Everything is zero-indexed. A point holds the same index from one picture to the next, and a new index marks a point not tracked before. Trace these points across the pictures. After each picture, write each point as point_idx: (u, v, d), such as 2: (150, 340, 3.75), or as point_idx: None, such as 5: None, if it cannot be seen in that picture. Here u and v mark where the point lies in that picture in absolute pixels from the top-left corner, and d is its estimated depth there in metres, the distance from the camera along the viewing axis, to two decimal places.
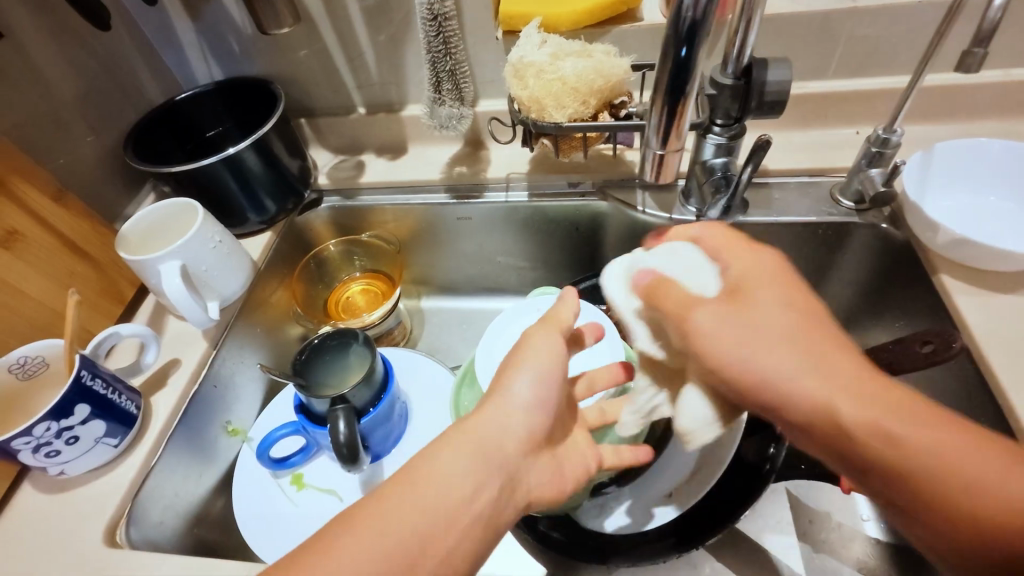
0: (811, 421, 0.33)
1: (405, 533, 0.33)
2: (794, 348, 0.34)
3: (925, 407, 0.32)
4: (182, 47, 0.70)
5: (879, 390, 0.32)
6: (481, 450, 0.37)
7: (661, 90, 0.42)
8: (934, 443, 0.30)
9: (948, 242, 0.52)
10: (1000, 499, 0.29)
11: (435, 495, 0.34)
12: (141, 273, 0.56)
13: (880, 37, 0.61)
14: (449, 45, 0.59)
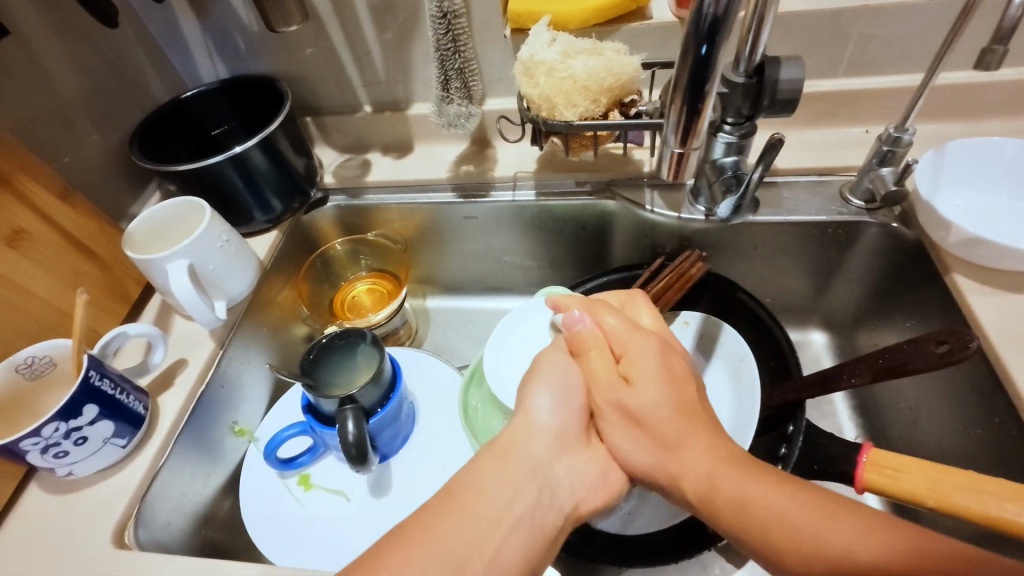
0: (688, 489, 0.40)
1: (463, 534, 0.36)
2: (650, 422, 0.44)
3: (748, 473, 0.38)
4: (187, 44, 0.69)
5: (700, 460, 0.40)
6: (518, 457, 0.42)
7: (682, 88, 0.41)
8: (764, 505, 0.36)
9: (961, 241, 0.52)
10: (822, 548, 0.32)
11: (482, 498, 0.39)
12: (148, 273, 0.56)
13: (890, 35, 0.60)
14: (458, 43, 0.58)
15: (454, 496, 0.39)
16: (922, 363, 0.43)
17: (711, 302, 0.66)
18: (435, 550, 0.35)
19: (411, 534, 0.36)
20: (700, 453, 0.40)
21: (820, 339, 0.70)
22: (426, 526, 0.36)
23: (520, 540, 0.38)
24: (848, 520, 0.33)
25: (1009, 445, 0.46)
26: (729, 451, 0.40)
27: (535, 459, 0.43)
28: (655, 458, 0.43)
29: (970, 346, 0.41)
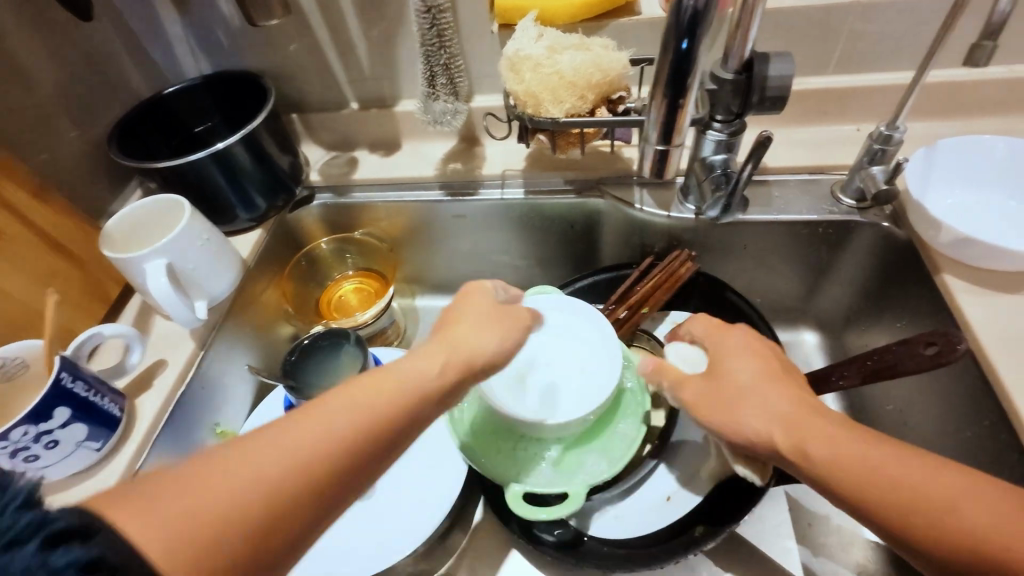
0: (807, 461, 0.37)
1: (266, 465, 0.32)
2: (760, 399, 0.41)
3: (875, 444, 0.36)
4: (168, 39, 0.68)
5: (831, 436, 0.37)
6: (379, 396, 0.37)
7: (661, 85, 0.41)
8: (895, 476, 0.34)
9: (952, 241, 0.51)
10: (961, 520, 0.32)
11: (316, 437, 0.34)
12: (125, 272, 0.54)
13: (881, 32, 0.60)
14: (444, 38, 0.57)
15: (292, 432, 0.33)
16: (911, 364, 0.42)
17: (700, 301, 0.66)
18: (244, 498, 0.30)
19: (228, 463, 0.31)
20: (822, 424, 0.38)
21: (811, 339, 0.69)
22: (247, 458, 0.31)
23: (284, 492, 0.32)
24: (964, 487, 0.33)
25: (999, 448, 0.45)
26: (843, 425, 0.38)
27: (397, 397, 0.37)
28: (756, 430, 0.40)
29: (959, 348, 0.40)
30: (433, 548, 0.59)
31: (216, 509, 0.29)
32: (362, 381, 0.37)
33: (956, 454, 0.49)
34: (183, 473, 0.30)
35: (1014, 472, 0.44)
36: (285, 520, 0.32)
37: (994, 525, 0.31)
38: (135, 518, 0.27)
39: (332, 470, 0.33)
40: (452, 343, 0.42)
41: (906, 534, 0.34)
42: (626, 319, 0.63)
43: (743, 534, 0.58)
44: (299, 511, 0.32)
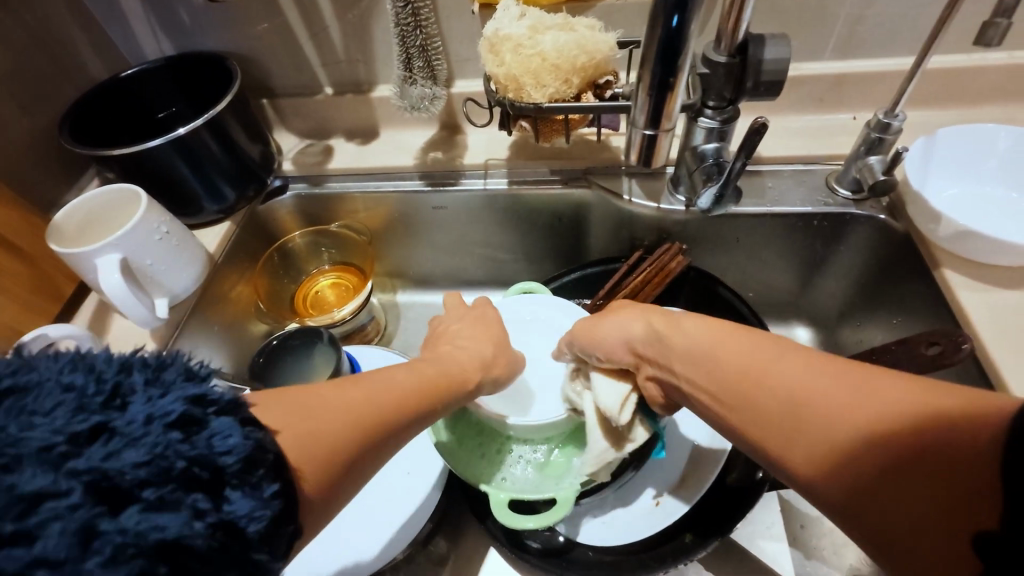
0: (670, 360, 0.40)
1: (365, 391, 0.36)
2: (626, 317, 0.45)
3: (737, 335, 0.37)
4: (126, 18, 0.63)
5: (695, 335, 0.39)
6: (445, 367, 0.44)
7: (649, 65, 0.38)
8: (740, 361, 0.35)
9: (951, 234, 0.49)
10: (796, 391, 0.32)
11: (383, 388, 0.37)
12: (77, 268, 0.51)
13: (879, 16, 0.57)
14: (419, 17, 0.54)
15: (372, 379, 0.37)
16: (911, 366, 0.40)
17: (691, 296, 0.63)
18: (350, 421, 0.33)
19: (337, 391, 0.34)
20: (688, 326, 0.40)
21: (803, 335, 0.67)
22: (350, 390, 0.35)
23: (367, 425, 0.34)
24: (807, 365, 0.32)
25: None
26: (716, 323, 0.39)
27: (457, 368, 0.45)
28: (628, 345, 0.44)
29: (964, 349, 0.38)
30: (413, 554, 0.56)
31: (318, 428, 0.32)
32: (432, 351, 0.48)
33: None
34: (300, 395, 0.33)
35: None
36: (361, 452, 0.34)
37: (829, 392, 0.30)
38: (280, 429, 0.30)
39: (410, 412, 0.38)
40: (461, 348, 0.49)
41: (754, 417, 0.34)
42: None
43: (734, 537, 0.56)
44: (375, 441, 0.35)
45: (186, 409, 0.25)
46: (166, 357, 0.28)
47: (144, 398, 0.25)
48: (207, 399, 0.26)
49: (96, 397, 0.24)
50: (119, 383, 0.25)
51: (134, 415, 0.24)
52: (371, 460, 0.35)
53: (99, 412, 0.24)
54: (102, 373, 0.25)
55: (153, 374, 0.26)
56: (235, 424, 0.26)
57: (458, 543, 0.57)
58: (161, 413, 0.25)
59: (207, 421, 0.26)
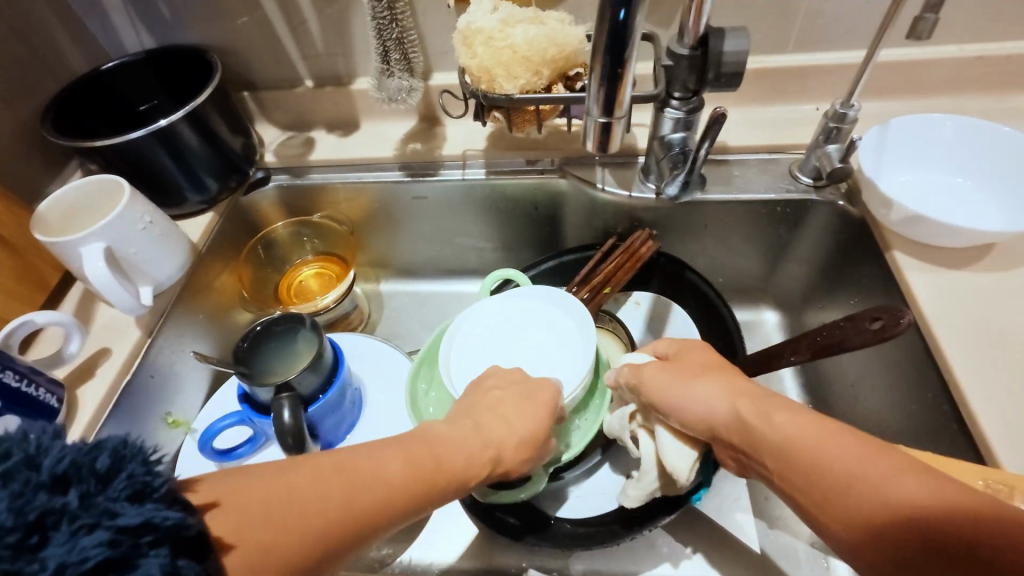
0: (763, 453, 0.36)
1: (345, 475, 0.34)
2: (706, 387, 0.41)
3: (825, 428, 0.34)
4: (105, 11, 0.64)
5: (791, 427, 0.35)
6: (443, 463, 0.38)
7: (599, 55, 0.39)
8: (843, 466, 0.32)
9: (902, 219, 0.52)
10: (908, 503, 0.29)
11: (371, 472, 0.35)
12: (60, 257, 0.52)
13: (836, 11, 0.60)
14: (395, 11, 0.55)
15: (351, 471, 0.34)
16: (857, 340, 0.43)
17: (662, 280, 0.66)
18: (308, 534, 0.31)
19: (300, 492, 0.32)
20: (777, 412, 0.36)
21: (771, 318, 0.70)
22: (318, 493, 0.32)
23: (339, 514, 0.32)
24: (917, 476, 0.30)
25: (941, 419, 0.46)
26: (802, 412, 0.36)
27: (456, 469, 0.39)
28: (704, 419, 0.40)
29: (902, 322, 0.41)
30: (396, 532, 0.58)
31: (285, 524, 0.31)
32: (449, 429, 0.41)
33: (903, 425, 0.50)
34: (261, 493, 0.31)
35: (954, 442, 0.44)
36: (328, 549, 0.32)
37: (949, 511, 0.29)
38: (235, 544, 0.29)
39: (387, 512, 0.35)
40: (480, 431, 0.42)
41: (846, 519, 0.32)
42: (590, 300, 0.62)
43: (702, 510, 0.59)
44: (344, 536, 0.33)
45: (108, 552, 0.23)
46: (115, 463, 0.26)
47: (65, 534, 0.23)
48: (143, 528, 0.24)
49: (9, 535, 0.22)
50: (43, 511, 0.23)
51: (46, 562, 0.22)
52: (339, 555, 0.33)
53: (7, 559, 0.21)
54: (29, 498, 0.23)
55: (92, 489, 0.24)
56: (163, 568, 0.24)
57: (440, 520, 0.59)
58: (76, 561, 0.22)
59: (135, 565, 0.23)
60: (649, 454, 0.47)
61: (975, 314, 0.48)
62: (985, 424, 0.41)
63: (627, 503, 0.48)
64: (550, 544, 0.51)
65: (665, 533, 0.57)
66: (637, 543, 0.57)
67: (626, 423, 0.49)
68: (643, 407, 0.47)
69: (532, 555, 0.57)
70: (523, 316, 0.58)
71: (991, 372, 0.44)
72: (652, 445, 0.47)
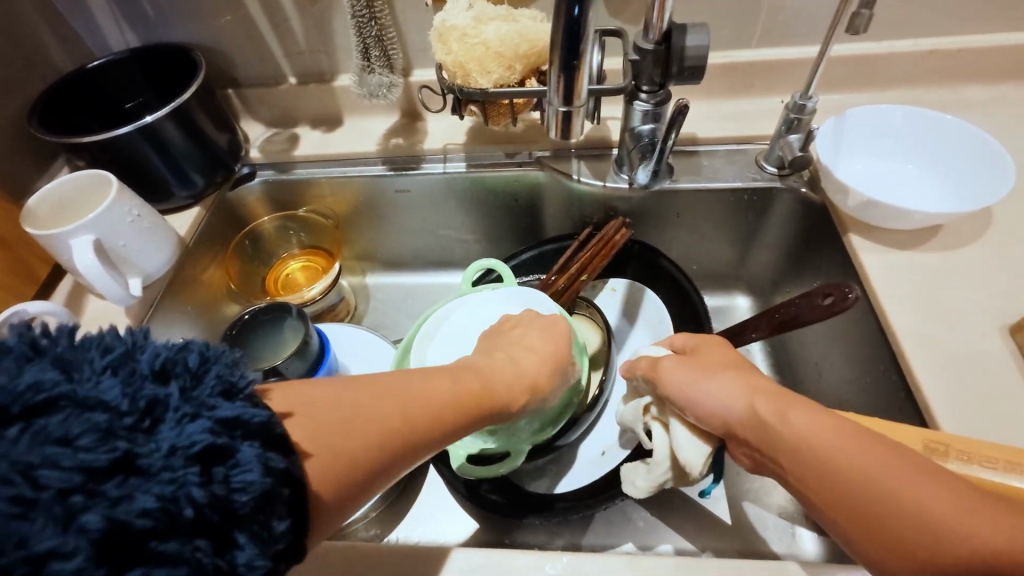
0: (774, 448, 0.36)
1: (401, 395, 0.36)
2: (721, 385, 0.40)
3: (838, 430, 0.34)
4: (91, 11, 0.66)
5: (805, 425, 0.35)
6: (484, 396, 0.41)
7: (556, 49, 0.42)
8: (854, 467, 0.32)
9: (857, 205, 0.55)
10: (913, 506, 0.30)
11: (422, 394, 0.37)
12: (52, 249, 0.53)
13: (796, 8, 0.63)
14: (374, 10, 0.57)
15: (406, 393, 0.37)
16: (811, 314, 0.46)
17: (637, 268, 0.69)
18: (375, 442, 0.34)
19: (361, 406, 0.35)
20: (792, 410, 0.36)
21: (742, 303, 0.73)
22: (376, 412, 0.35)
23: (398, 428, 0.35)
24: (925, 480, 0.31)
25: (892, 389, 0.49)
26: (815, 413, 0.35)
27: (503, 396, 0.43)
28: (719, 416, 0.39)
29: (850, 297, 0.44)
30: (384, 513, 0.60)
31: (359, 436, 0.33)
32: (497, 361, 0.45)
33: (860, 398, 0.54)
34: (330, 408, 0.34)
35: (902, 411, 0.47)
36: (393, 460, 0.35)
37: (953, 516, 0.29)
38: (308, 453, 0.31)
39: (438, 430, 0.37)
40: (515, 366, 0.45)
41: (846, 513, 0.32)
42: (567, 287, 0.64)
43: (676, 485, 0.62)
44: (405, 449, 0.36)
45: (212, 438, 0.25)
46: (207, 361, 0.28)
47: (173, 422, 0.25)
48: (236, 423, 0.27)
49: (126, 417, 0.24)
50: (152, 399, 0.25)
51: (161, 443, 0.24)
52: (400, 467, 0.36)
53: (126, 438, 0.24)
54: (138, 386, 0.25)
55: (189, 385, 0.27)
56: (258, 457, 0.26)
57: (426, 500, 0.62)
58: (185, 444, 0.25)
59: (237, 450, 0.26)
60: (663, 446, 0.46)
61: (923, 291, 0.51)
62: (928, 391, 0.44)
63: (634, 493, 0.48)
64: (529, 516, 0.54)
65: (642, 507, 0.60)
66: (614, 516, 0.60)
67: (640, 415, 0.49)
68: (659, 399, 0.46)
69: (515, 530, 0.59)
70: (500, 314, 0.59)
71: (935, 345, 0.47)
72: (666, 438, 0.46)
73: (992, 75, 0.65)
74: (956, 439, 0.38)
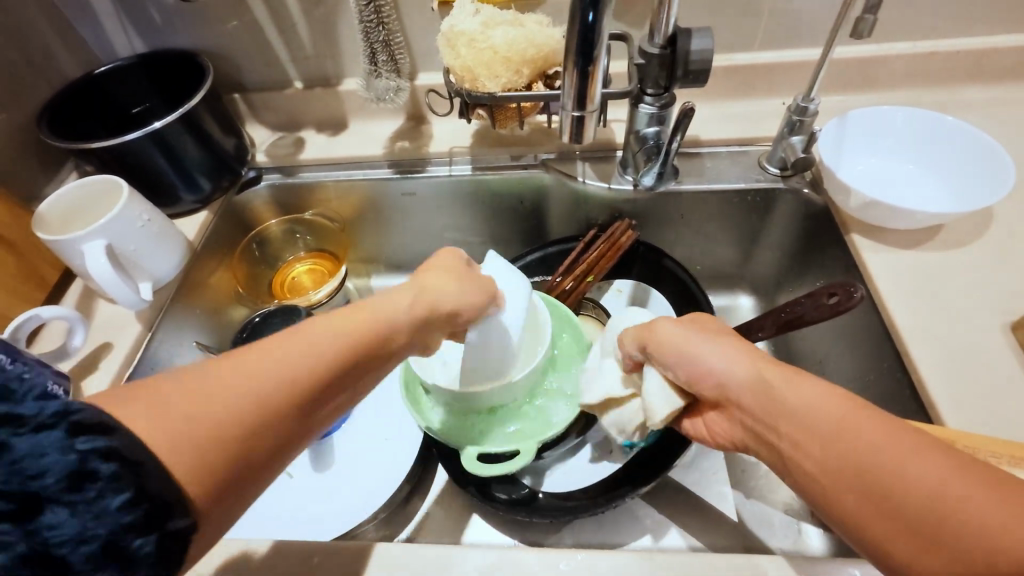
0: (780, 422, 0.35)
1: (272, 357, 0.33)
2: (729, 355, 0.39)
3: (856, 411, 0.32)
4: (97, 16, 0.66)
5: (817, 400, 0.34)
6: (375, 337, 0.38)
7: (571, 55, 0.43)
8: (866, 443, 0.31)
9: (860, 205, 0.56)
10: (930, 491, 0.28)
11: (297, 349, 0.34)
12: (62, 255, 0.54)
13: (798, 11, 0.64)
14: (382, 15, 0.58)
15: (279, 350, 0.34)
16: (817, 313, 0.47)
17: (641, 269, 0.69)
18: (242, 425, 0.31)
19: (222, 376, 0.31)
20: (803, 391, 0.35)
21: (745, 302, 0.74)
22: (239, 380, 0.31)
23: (274, 390, 0.32)
24: (945, 459, 0.29)
25: (896, 386, 0.49)
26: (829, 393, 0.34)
27: (393, 338, 0.40)
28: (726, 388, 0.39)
29: (855, 296, 0.44)
30: (395, 514, 0.60)
31: (218, 409, 0.30)
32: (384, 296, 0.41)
33: (863, 395, 0.54)
34: (182, 388, 0.30)
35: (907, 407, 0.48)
36: (271, 426, 0.32)
37: (966, 493, 0.28)
38: (152, 441, 0.28)
39: (328, 380, 0.35)
40: (397, 297, 0.41)
41: (858, 494, 0.31)
42: (573, 289, 0.65)
43: (683, 483, 0.62)
44: (285, 409, 0.33)
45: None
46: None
47: None
48: (14, 419, 0.26)
49: None
50: None
51: None
52: (286, 432, 0.33)
53: None
54: None
55: None
56: (53, 443, 0.25)
57: (436, 501, 0.62)
58: None
59: (9, 446, 0.25)
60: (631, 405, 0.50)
61: (925, 290, 0.52)
62: (932, 388, 0.45)
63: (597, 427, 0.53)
64: (539, 516, 0.54)
65: (648, 504, 0.61)
66: (623, 514, 0.60)
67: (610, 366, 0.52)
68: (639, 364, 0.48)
69: (525, 530, 0.59)
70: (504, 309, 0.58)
71: (938, 343, 0.48)
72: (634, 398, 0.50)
73: (991, 75, 0.66)
74: (961, 435, 0.39)
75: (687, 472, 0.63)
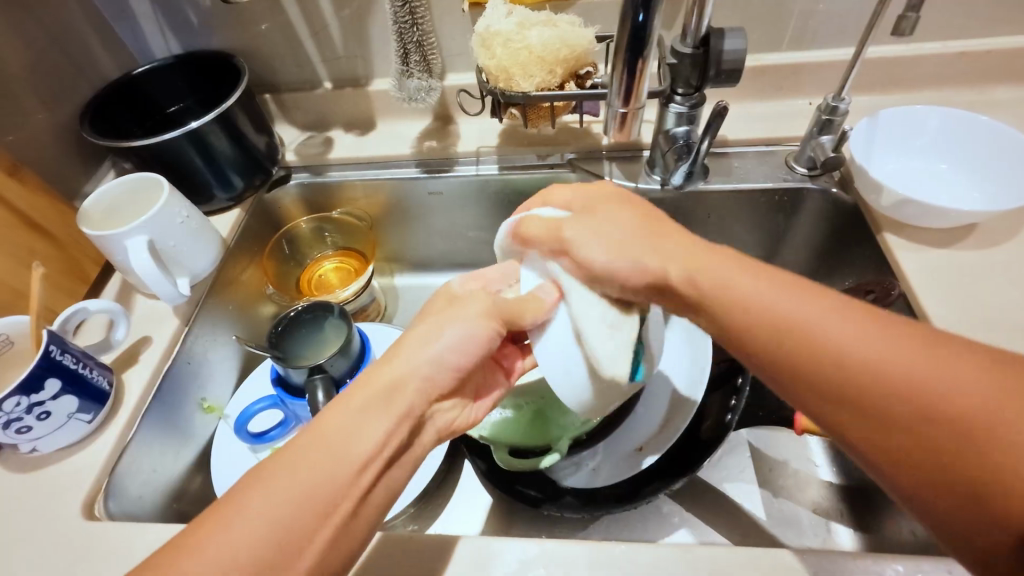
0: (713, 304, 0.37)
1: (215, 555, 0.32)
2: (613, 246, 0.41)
3: (773, 280, 0.36)
4: (135, 17, 0.68)
5: (732, 274, 0.37)
6: (333, 482, 0.35)
7: (620, 54, 0.44)
8: (782, 317, 0.34)
9: (891, 204, 0.56)
10: (870, 363, 0.31)
11: (254, 524, 0.33)
12: (106, 249, 0.55)
13: (828, 11, 0.64)
14: (416, 15, 0.59)
15: (220, 534, 0.32)
16: None
17: None
18: None
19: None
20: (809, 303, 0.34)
21: None
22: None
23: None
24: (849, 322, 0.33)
25: None
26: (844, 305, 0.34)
27: (361, 462, 0.37)
28: (719, 284, 0.37)
29: None
30: (423, 509, 0.61)
31: None
32: (343, 409, 0.39)
33: None
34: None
35: None
36: None
37: (864, 350, 0.31)
38: None
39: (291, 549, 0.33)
40: (351, 425, 0.38)
41: (777, 357, 0.34)
42: None
43: (709, 482, 0.62)
44: None
45: None
46: None
47: None
48: None
49: None
50: None
51: None
52: None
53: None
54: None
55: None
56: None
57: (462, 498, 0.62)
58: None
59: None
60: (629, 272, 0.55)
61: (961, 289, 0.52)
62: None
63: None
64: (569, 510, 0.54)
65: (674, 502, 0.61)
66: (650, 512, 0.60)
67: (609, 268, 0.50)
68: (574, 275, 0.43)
69: (553, 528, 0.59)
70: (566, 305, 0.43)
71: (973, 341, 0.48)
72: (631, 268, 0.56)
73: None
74: None
75: (714, 471, 0.63)
